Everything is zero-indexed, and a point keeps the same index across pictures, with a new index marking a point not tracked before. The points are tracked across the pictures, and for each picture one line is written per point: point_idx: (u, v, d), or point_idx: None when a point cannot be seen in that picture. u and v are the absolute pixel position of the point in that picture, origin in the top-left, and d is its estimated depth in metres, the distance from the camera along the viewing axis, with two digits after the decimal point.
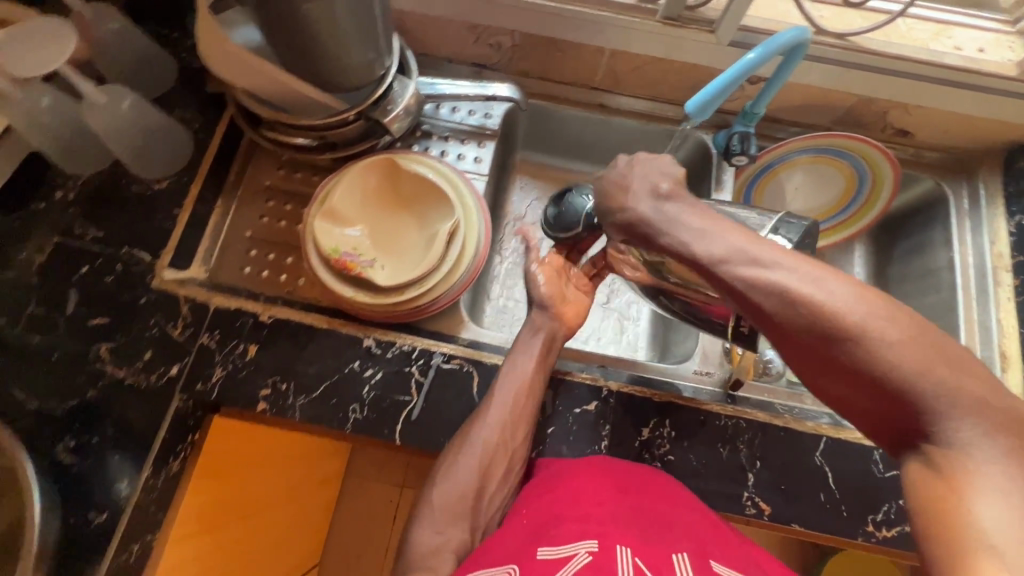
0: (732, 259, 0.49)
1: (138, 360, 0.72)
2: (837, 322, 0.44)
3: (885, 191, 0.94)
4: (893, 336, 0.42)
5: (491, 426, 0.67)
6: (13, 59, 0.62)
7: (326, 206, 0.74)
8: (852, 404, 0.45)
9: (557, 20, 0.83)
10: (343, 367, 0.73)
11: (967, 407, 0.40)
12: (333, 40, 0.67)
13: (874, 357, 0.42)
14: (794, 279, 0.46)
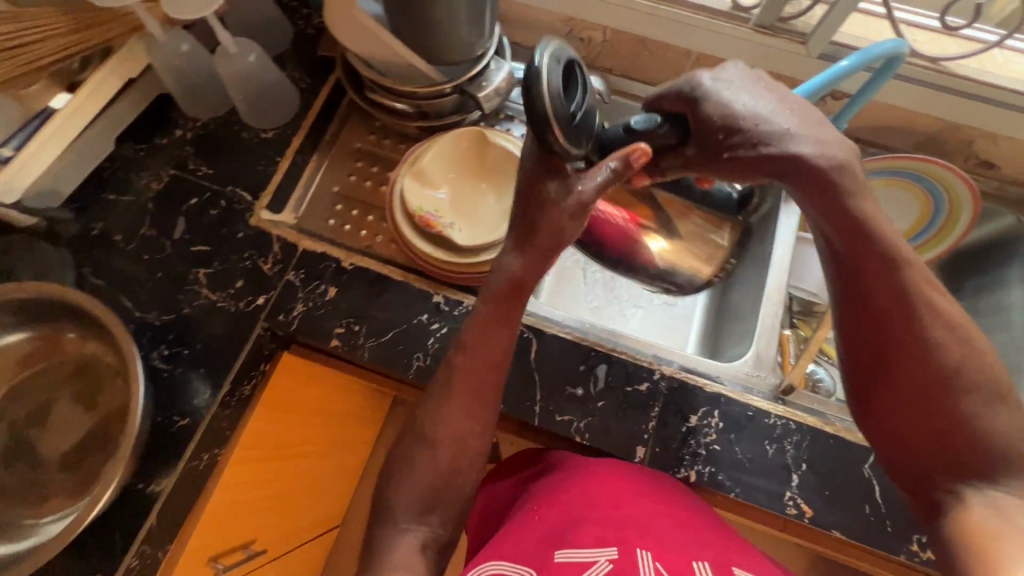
0: (920, 274, 0.53)
1: (231, 287, 0.79)
2: (959, 374, 0.51)
3: (964, 217, 0.93)
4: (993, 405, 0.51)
5: (455, 416, 0.65)
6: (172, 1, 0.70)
7: (416, 168, 0.80)
8: (926, 438, 0.52)
9: (650, 19, 0.86)
10: (412, 318, 0.77)
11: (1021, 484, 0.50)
12: (446, 14, 0.72)
13: (975, 412, 0.51)
14: (958, 324, 0.53)
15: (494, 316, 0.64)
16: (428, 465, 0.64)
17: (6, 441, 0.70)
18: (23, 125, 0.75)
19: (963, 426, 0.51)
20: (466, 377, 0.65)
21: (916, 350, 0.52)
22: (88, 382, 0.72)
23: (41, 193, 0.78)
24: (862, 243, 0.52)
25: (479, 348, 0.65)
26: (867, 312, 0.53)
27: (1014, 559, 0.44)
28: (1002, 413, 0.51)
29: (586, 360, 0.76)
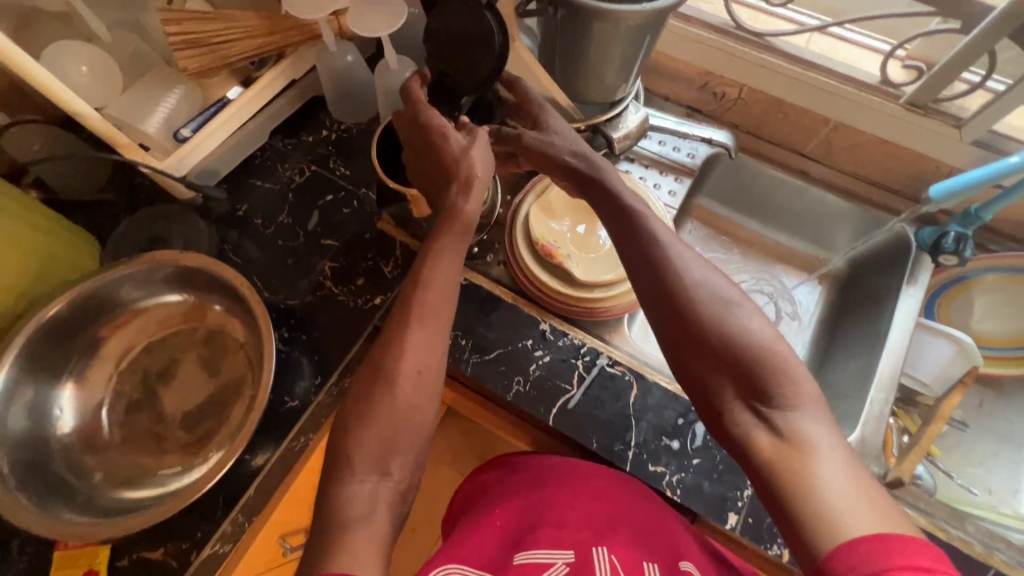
0: (626, 213, 0.63)
1: (352, 283, 0.84)
2: (704, 307, 0.56)
3: None
4: (779, 337, 0.55)
5: (415, 345, 0.59)
6: (358, 18, 0.75)
7: (545, 200, 0.84)
8: (704, 375, 0.56)
9: (795, 83, 0.86)
10: (517, 342, 0.79)
11: (799, 395, 0.53)
12: (603, 61, 0.74)
13: (733, 340, 0.55)
14: (669, 254, 0.59)
15: (450, 239, 0.63)
16: (386, 410, 0.57)
17: (136, 392, 0.75)
18: (202, 108, 0.82)
19: (730, 358, 0.55)
20: (426, 307, 0.60)
21: (666, 294, 0.58)
22: (216, 351, 0.78)
23: (203, 170, 0.85)
24: (606, 203, 0.64)
25: (440, 272, 0.61)
26: (630, 258, 0.61)
27: (821, 480, 0.49)
28: (781, 342, 0.55)
29: (685, 414, 0.75)
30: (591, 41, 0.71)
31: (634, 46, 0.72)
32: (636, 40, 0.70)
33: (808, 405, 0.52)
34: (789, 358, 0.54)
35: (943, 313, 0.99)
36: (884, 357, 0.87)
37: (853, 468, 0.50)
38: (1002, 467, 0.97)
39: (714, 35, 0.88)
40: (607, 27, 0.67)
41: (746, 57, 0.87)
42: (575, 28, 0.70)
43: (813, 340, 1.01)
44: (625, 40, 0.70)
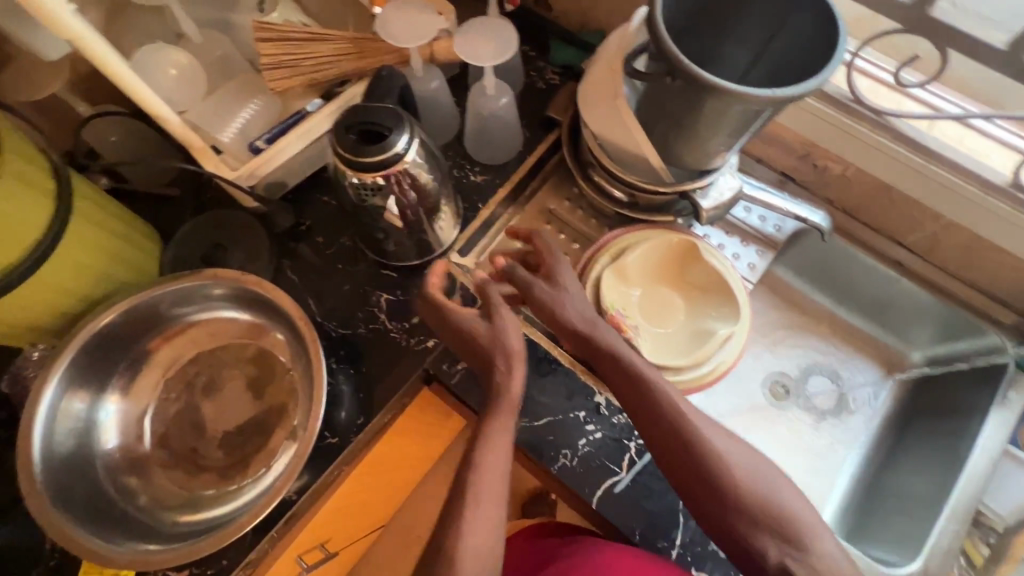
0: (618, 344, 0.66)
1: (406, 321, 0.80)
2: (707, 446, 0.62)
3: None
4: (771, 467, 0.63)
5: (502, 453, 0.61)
6: (466, 44, 0.72)
7: (618, 263, 0.77)
8: (715, 510, 0.62)
9: (910, 173, 0.79)
10: (569, 411, 0.75)
11: (798, 509, 0.61)
12: (711, 130, 0.68)
13: (736, 479, 0.61)
14: (667, 394, 0.63)
15: (506, 427, 0.63)
16: (483, 521, 0.57)
17: (180, 405, 0.74)
18: (280, 120, 0.79)
19: (735, 494, 0.61)
20: (480, 487, 0.59)
21: (673, 436, 0.62)
22: (263, 373, 0.76)
23: (270, 184, 0.82)
24: (601, 330, 0.67)
25: (498, 448, 0.61)
26: (639, 399, 0.64)
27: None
28: (772, 468, 0.63)
29: None
30: (702, 111, 0.65)
31: (750, 116, 0.65)
32: (749, 119, 0.65)
33: (806, 516, 0.61)
34: (776, 479, 0.62)
35: None
36: (961, 485, 0.81)
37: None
38: None
39: (830, 107, 0.81)
40: (721, 106, 0.63)
41: (862, 136, 0.80)
42: (684, 99, 0.65)
43: (879, 438, 0.94)
44: (737, 118, 0.65)
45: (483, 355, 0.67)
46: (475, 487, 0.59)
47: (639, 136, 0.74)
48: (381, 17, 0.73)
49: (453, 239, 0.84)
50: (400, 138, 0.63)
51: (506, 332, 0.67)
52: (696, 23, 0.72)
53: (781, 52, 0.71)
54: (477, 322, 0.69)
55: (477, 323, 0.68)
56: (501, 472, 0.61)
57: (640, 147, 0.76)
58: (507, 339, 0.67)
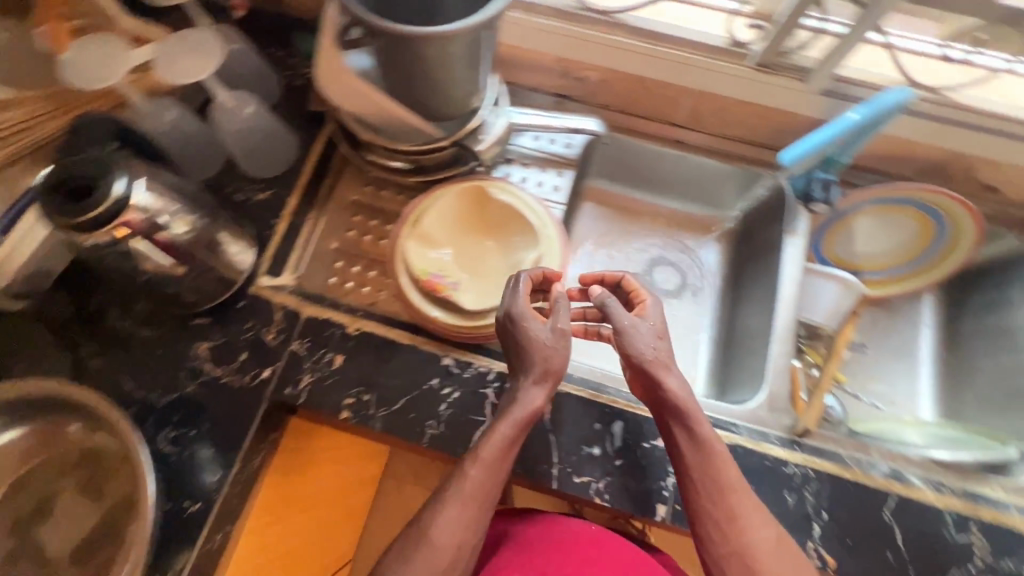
0: (674, 375, 0.67)
1: (234, 361, 0.77)
2: (729, 497, 0.63)
3: (965, 242, 0.95)
4: (785, 545, 0.62)
5: (502, 462, 0.65)
6: (166, 65, 0.68)
7: (416, 229, 0.77)
8: (716, 555, 0.62)
9: (647, 59, 0.86)
10: (422, 384, 0.76)
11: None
12: (444, 73, 0.70)
13: (744, 534, 0.62)
14: (703, 427, 0.66)
15: (503, 431, 0.65)
16: (459, 514, 0.62)
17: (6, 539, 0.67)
18: (6, 205, 0.71)
19: (735, 550, 0.61)
20: (472, 484, 0.63)
21: (702, 470, 0.64)
22: (94, 472, 0.70)
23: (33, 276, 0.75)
24: (666, 358, 0.68)
25: (495, 461, 0.64)
26: (679, 418, 0.66)
27: None
28: (787, 545, 0.62)
29: (600, 418, 0.75)
30: (423, 57, 0.67)
31: (469, 46, 0.68)
32: (469, 48, 0.68)
33: None
34: (792, 563, 0.61)
35: (830, 250, 1.02)
36: (780, 311, 0.90)
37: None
38: (902, 381, 1.03)
39: (562, 23, 0.86)
40: (435, 47, 0.65)
41: (597, 39, 0.86)
42: (404, 54, 0.67)
43: (720, 296, 1.05)
44: (457, 53, 0.67)
45: (518, 361, 0.68)
46: (462, 476, 0.64)
47: (394, 105, 0.75)
48: (65, 62, 0.67)
49: (255, 263, 0.81)
50: (118, 179, 0.61)
51: (560, 360, 0.67)
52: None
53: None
54: (545, 337, 0.67)
55: (531, 316, 0.67)
56: (495, 479, 0.64)
57: (401, 115, 0.77)
58: (553, 357, 0.67)
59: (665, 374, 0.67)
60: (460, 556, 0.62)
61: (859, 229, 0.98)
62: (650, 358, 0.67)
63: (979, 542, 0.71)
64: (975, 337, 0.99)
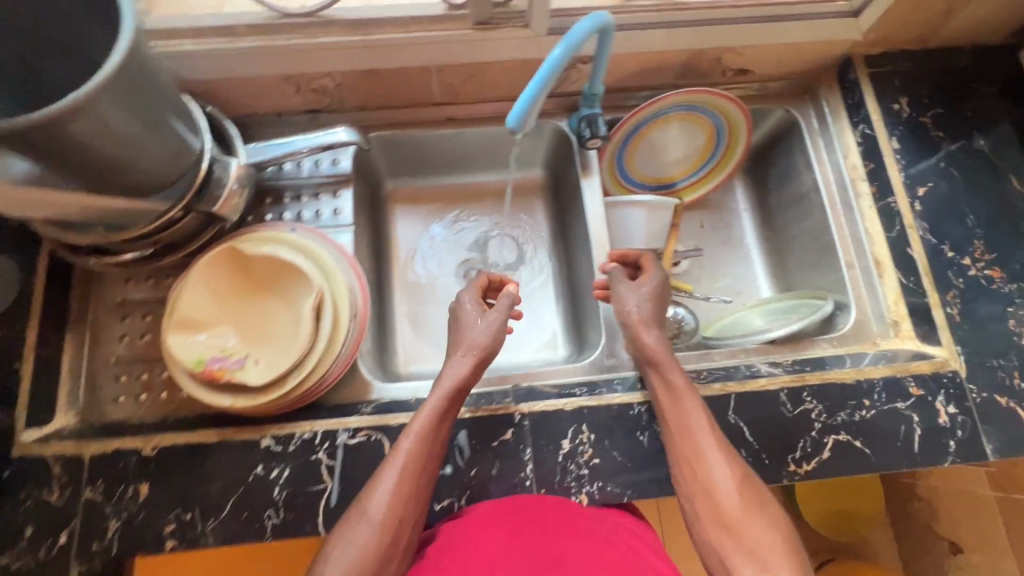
0: (647, 330, 0.75)
1: (19, 540, 0.66)
2: (696, 432, 0.66)
3: (742, 134, 0.98)
4: (750, 483, 0.63)
5: (441, 428, 0.68)
6: None
7: (174, 319, 0.68)
8: (692, 486, 0.64)
9: (371, 51, 0.80)
10: (247, 476, 0.69)
11: (766, 513, 0.61)
12: (124, 143, 0.61)
13: (705, 463, 0.64)
14: (671, 369, 0.71)
15: (436, 400, 0.69)
16: (401, 477, 0.64)
17: None
18: None
19: (703, 480, 0.64)
20: (411, 450, 0.66)
21: (676, 405, 0.69)
22: None
23: None
24: (645, 313, 0.76)
25: (433, 426, 0.67)
26: (653, 363, 0.72)
27: None
28: (753, 483, 0.63)
29: None
30: (83, 138, 0.57)
31: (132, 103, 0.60)
32: (133, 100, 0.60)
33: (761, 529, 0.60)
34: (758, 497, 0.62)
35: (634, 164, 0.99)
36: (597, 252, 0.91)
37: (795, 557, 0.58)
38: (741, 270, 1.06)
39: (269, 39, 0.78)
40: (90, 120, 0.56)
41: (311, 45, 0.79)
42: (63, 149, 0.56)
43: (553, 251, 1.05)
44: (125, 115, 0.60)
45: (457, 352, 0.76)
46: (402, 440, 0.67)
47: (98, 201, 0.64)
48: None
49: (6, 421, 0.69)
50: None
51: (488, 339, 0.76)
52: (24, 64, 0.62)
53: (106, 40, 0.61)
54: (483, 328, 0.77)
55: (471, 304, 0.81)
56: (433, 441, 0.67)
57: (113, 205, 0.66)
58: (476, 337, 0.77)
59: (643, 332, 0.74)
60: (399, 530, 0.62)
61: (659, 137, 0.96)
62: (629, 317, 0.76)
63: (814, 408, 0.75)
64: (785, 208, 1.02)
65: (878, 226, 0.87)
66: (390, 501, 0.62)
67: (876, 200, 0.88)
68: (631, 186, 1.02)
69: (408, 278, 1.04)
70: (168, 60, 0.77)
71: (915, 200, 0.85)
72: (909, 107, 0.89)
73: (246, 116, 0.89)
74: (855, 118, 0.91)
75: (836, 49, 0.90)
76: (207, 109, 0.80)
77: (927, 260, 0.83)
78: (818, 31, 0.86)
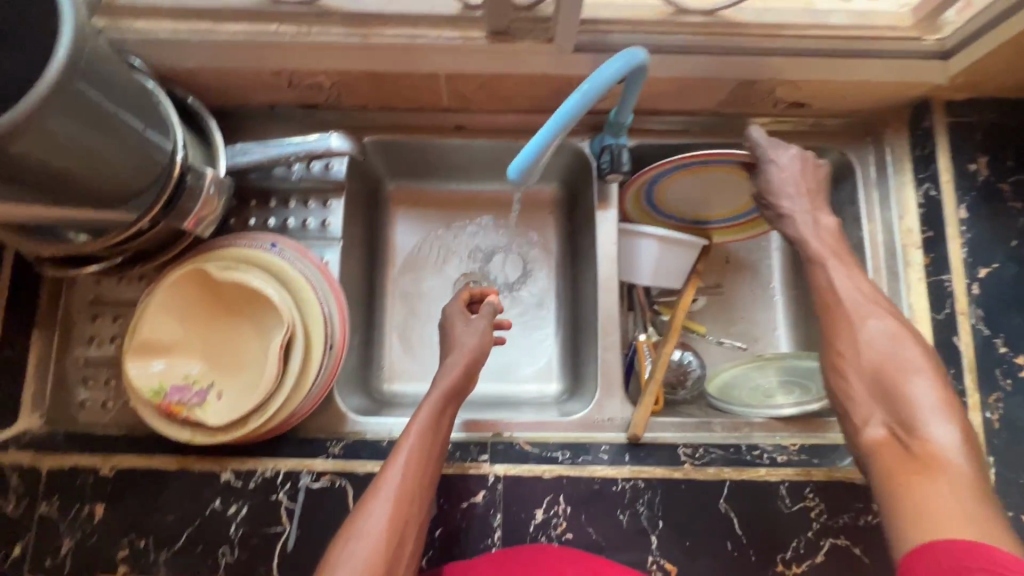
0: (782, 196, 0.74)
1: None
2: (845, 310, 0.64)
3: None
4: (914, 355, 0.59)
5: (439, 429, 0.66)
6: None
7: (135, 343, 0.64)
8: (848, 366, 0.61)
9: (370, 52, 0.70)
10: (203, 509, 0.67)
11: (914, 369, 0.57)
12: (77, 157, 0.55)
13: (859, 335, 0.62)
14: (812, 239, 0.70)
15: (433, 394, 0.68)
16: (405, 473, 0.61)
17: None
18: None
19: (867, 363, 0.60)
20: (413, 446, 0.63)
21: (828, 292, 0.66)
22: None
23: None
24: (788, 178, 0.74)
25: (432, 422, 0.66)
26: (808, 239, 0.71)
27: (937, 437, 0.52)
28: (919, 359, 0.58)
29: None
30: (26, 156, 0.50)
31: (84, 114, 0.53)
32: (74, 110, 0.52)
33: (925, 406, 0.55)
34: (909, 371, 0.58)
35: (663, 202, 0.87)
36: (604, 295, 0.83)
37: (958, 418, 0.54)
38: (761, 317, 0.96)
39: (252, 27, 0.69)
40: (23, 142, 0.49)
41: (304, 39, 0.69)
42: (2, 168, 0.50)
43: (560, 277, 0.96)
44: (76, 128, 0.53)
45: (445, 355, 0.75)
46: (404, 439, 0.64)
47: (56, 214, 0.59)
48: None
49: None
50: None
51: (473, 345, 0.74)
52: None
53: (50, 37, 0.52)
54: (469, 334, 0.75)
55: (455, 313, 0.79)
56: (434, 441, 0.65)
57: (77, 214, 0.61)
58: (466, 340, 0.75)
59: (782, 198, 0.74)
60: (405, 533, 0.58)
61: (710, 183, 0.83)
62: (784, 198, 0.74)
63: (815, 506, 0.69)
64: None
65: (924, 304, 0.77)
66: (393, 496, 0.59)
67: (927, 273, 0.77)
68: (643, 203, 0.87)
69: (400, 287, 0.95)
70: (144, 45, 0.69)
71: (972, 282, 0.75)
72: (987, 168, 0.77)
73: (235, 105, 0.81)
74: (920, 173, 0.79)
75: (912, 90, 0.77)
76: (187, 101, 0.73)
77: (976, 354, 0.73)
78: (895, 69, 0.73)
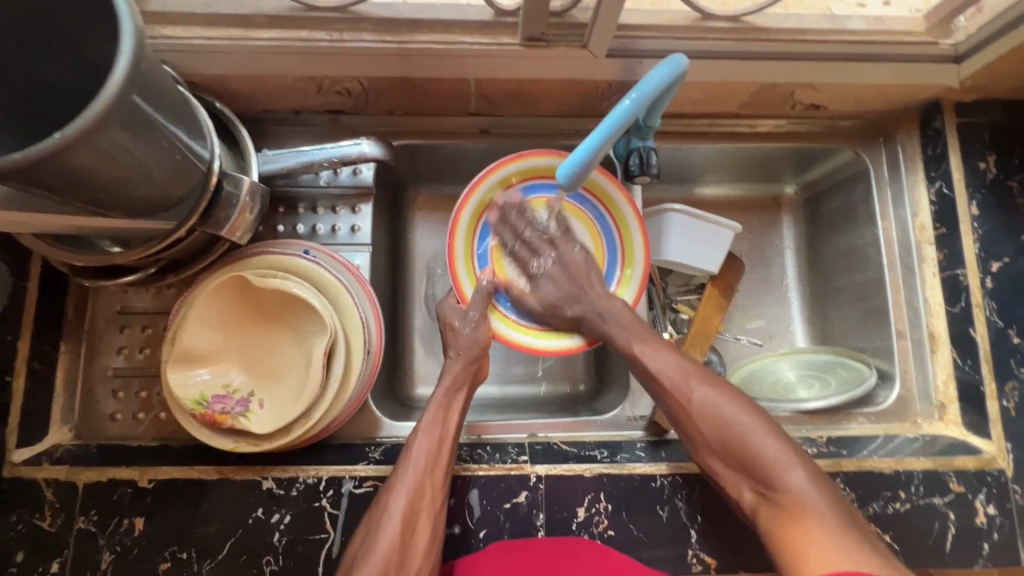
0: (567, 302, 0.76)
1: (9, 566, 0.64)
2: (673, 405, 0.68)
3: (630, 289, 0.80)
4: (745, 411, 0.65)
5: (440, 421, 0.68)
6: None
7: (173, 351, 0.63)
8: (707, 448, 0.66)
9: (406, 60, 0.70)
10: (246, 519, 0.66)
11: (750, 423, 0.64)
12: (124, 167, 0.54)
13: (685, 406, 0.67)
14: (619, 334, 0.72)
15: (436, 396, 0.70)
16: (411, 468, 0.64)
17: None
18: None
19: (718, 442, 0.65)
20: (416, 444, 0.66)
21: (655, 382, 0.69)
22: None
23: None
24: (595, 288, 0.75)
25: (435, 417, 0.68)
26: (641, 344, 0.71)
27: (795, 482, 0.60)
28: (748, 415, 0.65)
29: (454, 493, 0.69)
30: (79, 168, 0.49)
31: (134, 124, 0.52)
32: (128, 120, 0.50)
33: (771, 451, 0.62)
34: (738, 425, 0.64)
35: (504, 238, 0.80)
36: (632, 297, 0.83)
37: (804, 460, 0.62)
38: (777, 312, 0.98)
39: (284, 33, 0.68)
40: (81, 152, 0.48)
41: (338, 46, 0.69)
42: (56, 180, 0.49)
43: None
44: (127, 139, 0.52)
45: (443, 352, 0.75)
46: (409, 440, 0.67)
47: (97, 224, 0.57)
48: None
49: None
50: None
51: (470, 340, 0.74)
52: (11, 70, 0.53)
53: (111, 53, 0.53)
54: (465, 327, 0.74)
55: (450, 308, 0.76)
56: (443, 435, 0.67)
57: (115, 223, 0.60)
58: (465, 340, 0.74)
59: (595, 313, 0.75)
60: (419, 524, 0.62)
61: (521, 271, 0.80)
62: (562, 281, 0.77)
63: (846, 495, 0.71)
64: (835, 257, 0.94)
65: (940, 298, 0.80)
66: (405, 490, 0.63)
67: (941, 268, 0.80)
68: (471, 239, 0.79)
69: (422, 292, 0.95)
70: (178, 52, 0.68)
71: (986, 276, 0.78)
72: (996, 167, 0.80)
73: (261, 111, 0.81)
74: (931, 172, 0.82)
75: (922, 93, 0.80)
76: (217, 105, 0.73)
77: (991, 346, 0.77)
78: (910, 72, 0.75)
